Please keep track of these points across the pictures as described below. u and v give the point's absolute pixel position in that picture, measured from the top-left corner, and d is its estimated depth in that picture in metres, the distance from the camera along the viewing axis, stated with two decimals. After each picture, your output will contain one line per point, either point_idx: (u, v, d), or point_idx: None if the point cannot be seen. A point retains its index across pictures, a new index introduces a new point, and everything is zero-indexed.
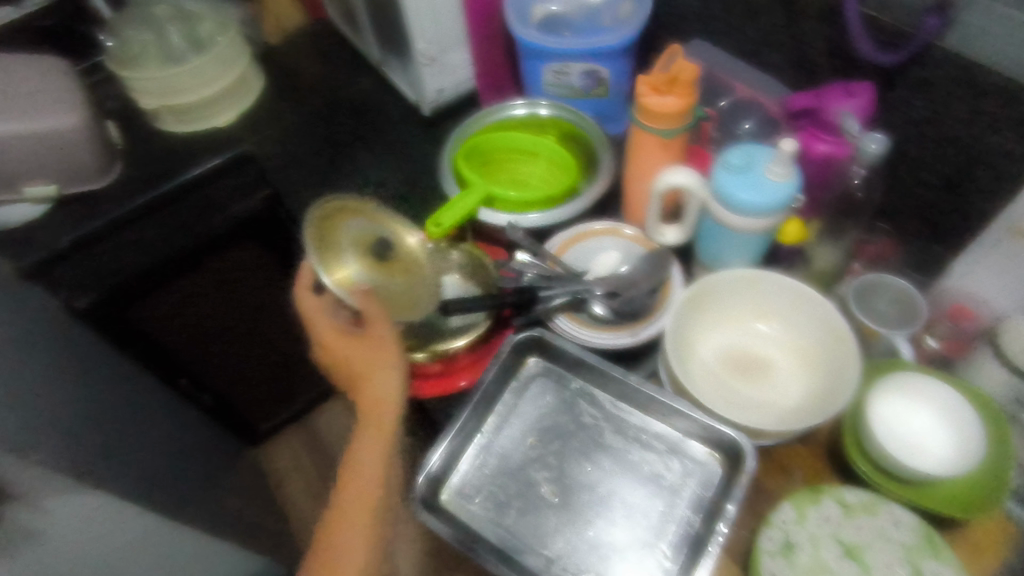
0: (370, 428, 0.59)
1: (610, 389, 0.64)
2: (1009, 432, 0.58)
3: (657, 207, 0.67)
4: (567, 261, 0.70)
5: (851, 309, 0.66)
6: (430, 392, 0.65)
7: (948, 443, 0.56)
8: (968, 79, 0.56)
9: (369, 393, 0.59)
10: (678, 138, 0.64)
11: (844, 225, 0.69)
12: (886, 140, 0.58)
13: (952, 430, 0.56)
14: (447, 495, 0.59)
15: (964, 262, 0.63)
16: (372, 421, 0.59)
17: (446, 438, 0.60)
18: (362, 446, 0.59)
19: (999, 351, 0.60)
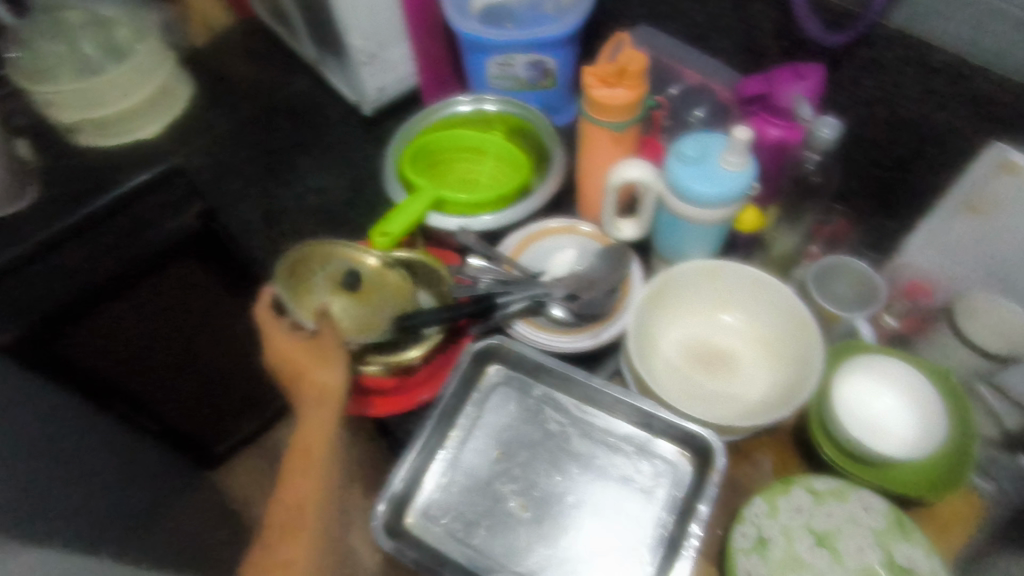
0: (306, 442, 0.58)
1: (573, 393, 0.62)
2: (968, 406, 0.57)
3: (613, 201, 0.65)
4: (523, 263, 0.68)
5: (811, 294, 0.65)
6: (383, 410, 0.63)
7: (910, 425, 0.55)
8: (918, 58, 0.55)
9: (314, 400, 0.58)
10: (629, 131, 0.63)
11: (800, 208, 0.68)
12: (838, 124, 0.56)
13: (915, 411, 0.56)
14: (412, 520, 0.57)
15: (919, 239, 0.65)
16: (308, 438, 0.58)
17: (408, 458, 0.57)
18: (297, 465, 0.58)
19: (957, 326, 0.62)
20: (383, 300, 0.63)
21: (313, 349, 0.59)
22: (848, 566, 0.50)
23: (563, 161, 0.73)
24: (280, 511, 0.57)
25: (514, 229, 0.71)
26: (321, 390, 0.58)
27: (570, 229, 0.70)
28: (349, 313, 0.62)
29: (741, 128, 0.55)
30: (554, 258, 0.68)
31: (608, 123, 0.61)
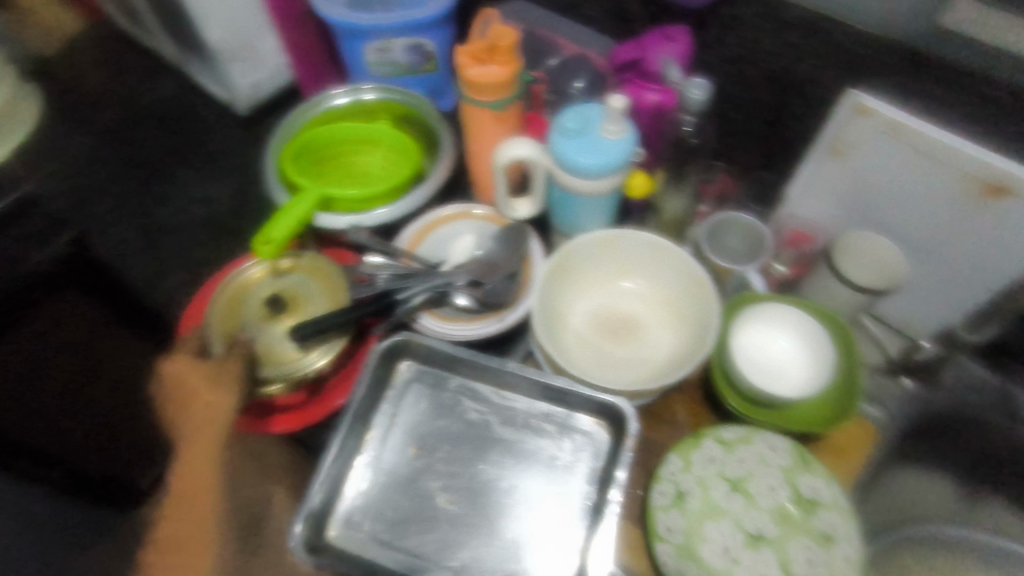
0: (183, 492, 0.53)
1: (488, 379, 0.62)
2: (853, 341, 0.60)
3: (503, 181, 0.64)
4: (422, 253, 0.68)
5: (706, 252, 0.68)
6: (286, 425, 0.61)
7: (800, 366, 0.60)
8: (772, 14, 0.58)
9: (196, 425, 0.54)
10: (510, 108, 0.63)
11: (685, 170, 0.69)
12: (708, 85, 0.58)
13: (803, 352, 0.61)
14: (333, 533, 0.56)
15: (794, 191, 0.67)
16: (190, 480, 0.53)
17: (322, 470, 0.55)
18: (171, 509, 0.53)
19: (833, 265, 0.65)
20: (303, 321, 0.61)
21: (202, 373, 0.56)
22: (759, 506, 0.53)
23: (454, 145, 0.71)
24: (162, 562, 0.52)
25: (411, 220, 0.70)
26: (203, 418, 0.54)
27: (466, 215, 0.70)
28: (264, 337, 0.60)
29: (614, 98, 0.56)
30: (454, 245, 0.68)
31: (489, 102, 0.62)
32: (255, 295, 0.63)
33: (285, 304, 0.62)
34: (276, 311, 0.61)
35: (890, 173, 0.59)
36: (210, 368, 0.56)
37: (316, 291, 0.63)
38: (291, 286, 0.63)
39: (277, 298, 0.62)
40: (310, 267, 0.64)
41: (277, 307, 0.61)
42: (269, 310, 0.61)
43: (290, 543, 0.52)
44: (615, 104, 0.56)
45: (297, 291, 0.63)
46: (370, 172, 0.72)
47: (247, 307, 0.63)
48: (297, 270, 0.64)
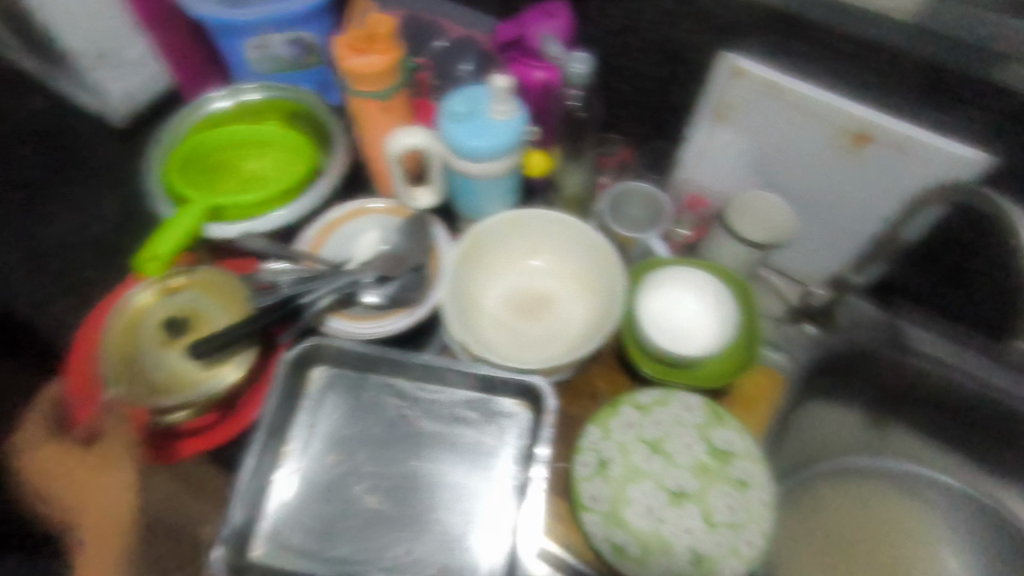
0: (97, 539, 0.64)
1: (408, 375, 0.66)
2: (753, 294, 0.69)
3: (398, 170, 0.69)
4: (327, 253, 0.70)
5: (609, 225, 0.77)
6: (195, 449, 0.65)
7: (704, 321, 0.67)
8: None
9: (97, 499, 0.65)
10: (394, 98, 0.68)
11: (581, 136, 0.74)
12: (590, 58, 0.65)
13: (705, 306, 0.68)
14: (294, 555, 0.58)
15: (688, 152, 0.83)
16: (97, 525, 0.64)
17: (239, 490, 0.56)
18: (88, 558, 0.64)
19: (728, 224, 0.74)
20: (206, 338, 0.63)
21: (72, 462, 0.66)
22: (679, 464, 0.60)
23: (344, 139, 0.75)
24: None
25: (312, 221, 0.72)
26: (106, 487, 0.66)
27: (365, 210, 0.73)
28: (167, 360, 0.62)
29: (497, 79, 0.62)
30: (358, 242, 0.70)
31: (378, 88, 0.65)
32: (149, 317, 0.64)
33: (184, 326, 0.63)
34: (175, 334, 0.63)
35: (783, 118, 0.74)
36: (132, 406, 0.63)
37: (215, 308, 0.64)
38: (186, 305, 0.65)
39: (175, 320, 0.64)
40: (202, 282, 0.66)
41: (176, 330, 0.63)
42: (168, 334, 0.63)
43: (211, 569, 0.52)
44: (499, 87, 0.62)
45: (192, 310, 0.64)
46: (266, 174, 0.73)
47: (144, 329, 0.64)
48: (187, 288, 0.65)
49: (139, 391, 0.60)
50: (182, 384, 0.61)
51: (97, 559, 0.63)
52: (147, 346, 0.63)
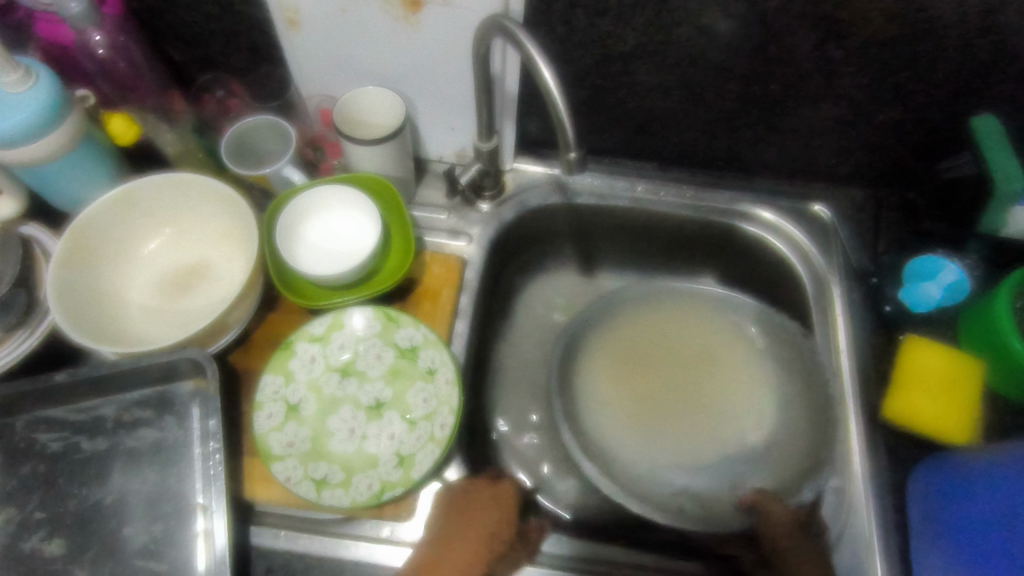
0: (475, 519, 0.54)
1: (390, 367, 0.59)
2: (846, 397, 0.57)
3: (396, 120, 0.62)
4: (308, 259, 0.61)
5: (657, 202, 0.71)
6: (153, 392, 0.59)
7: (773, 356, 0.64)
8: None
9: None
10: (402, 36, 0.58)
11: (629, 86, 0.63)
12: (630, 20, 0.55)
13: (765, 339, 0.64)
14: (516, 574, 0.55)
15: (753, 145, 0.68)
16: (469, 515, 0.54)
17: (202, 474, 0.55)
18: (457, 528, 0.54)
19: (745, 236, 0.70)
20: (209, 293, 0.61)
21: None
22: None
23: (347, 85, 0.64)
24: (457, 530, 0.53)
25: (291, 218, 0.61)
26: None
27: (352, 199, 0.62)
28: (166, 312, 0.60)
29: None
30: (359, 207, 0.62)
31: (385, 8, 0.55)
32: (154, 265, 0.62)
33: (193, 280, 0.62)
34: (183, 288, 0.61)
35: (818, 142, 0.67)
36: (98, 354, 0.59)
37: (223, 264, 0.62)
38: (195, 257, 0.63)
39: (184, 274, 0.62)
40: (214, 235, 0.63)
41: (184, 284, 0.62)
42: (175, 286, 0.62)
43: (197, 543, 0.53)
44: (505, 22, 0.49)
45: (202, 264, 0.62)
46: (242, 138, 0.64)
47: (143, 276, 0.62)
48: (196, 239, 0.63)
49: (110, 321, 0.57)
50: (161, 337, 0.58)
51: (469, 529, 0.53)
52: (137, 283, 0.61)
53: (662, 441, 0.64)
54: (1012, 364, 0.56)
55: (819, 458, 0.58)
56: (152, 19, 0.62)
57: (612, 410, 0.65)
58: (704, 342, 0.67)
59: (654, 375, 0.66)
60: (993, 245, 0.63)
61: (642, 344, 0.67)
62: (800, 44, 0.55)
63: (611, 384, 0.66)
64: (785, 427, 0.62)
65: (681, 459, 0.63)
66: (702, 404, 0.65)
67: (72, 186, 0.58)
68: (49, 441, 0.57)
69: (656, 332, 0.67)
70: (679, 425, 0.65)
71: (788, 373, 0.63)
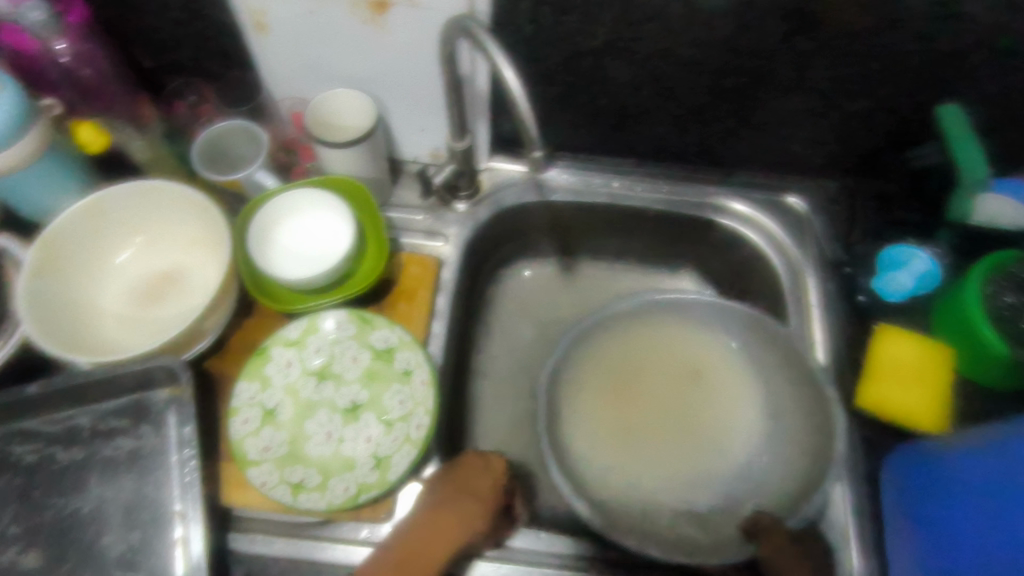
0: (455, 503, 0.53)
1: (366, 370, 0.59)
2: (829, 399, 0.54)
3: (366, 121, 0.62)
4: (281, 262, 0.60)
5: (633, 196, 0.71)
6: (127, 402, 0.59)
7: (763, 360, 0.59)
8: None
9: None
10: (370, 38, 0.57)
11: (599, 83, 0.63)
12: (596, 17, 0.55)
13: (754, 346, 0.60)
14: (481, 560, 0.56)
15: (727, 138, 0.69)
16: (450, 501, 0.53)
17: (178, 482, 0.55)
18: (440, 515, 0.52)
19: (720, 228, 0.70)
20: (183, 299, 0.61)
21: None
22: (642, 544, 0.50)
23: (318, 88, 0.64)
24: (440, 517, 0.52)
25: (264, 221, 0.61)
26: None
27: (325, 202, 0.61)
28: (141, 321, 0.60)
29: None
30: (328, 209, 0.61)
31: (352, 10, 0.55)
32: (129, 274, 0.62)
33: (168, 288, 0.62)
34: (159, 296, 0.61)
35: (791, 134, 0.67)
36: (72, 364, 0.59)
37: (197, 271, 0.62)
38: (170, 264, 0.63)
39: (158, 282, 0.62)
40: (189, 242, 0.63)
41: (160, 293, 0.61)
42: (150, 295, 0.61)
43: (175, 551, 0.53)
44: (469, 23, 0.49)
45: (177, 272, 0.62)
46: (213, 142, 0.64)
47: (118, 285, 0.61)
48: (171, 246, 0.63)
49: (83, 332, 0.57)
50: (135, 346, 0.58)
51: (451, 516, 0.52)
52: (109, 292, 0.61)
53: (652, 459, 0.60)
54: (981, 351, 0.57)
55: (812, 480, 0.54)
56: (119, 25, 0.62)
57: (598, 427, 0.61)
58: (692, 353, 0.63)
59: (642, 390, 0.62)
60: (963, 233, 0.62)
61: (629, 357, 0.63)
62: (767, 36, 0.55)
63: (599, 399, 0.62)
64: (778, 431, 0.59)
65: (669, 480, 0.59)
66: (692, 420, 0.62)
67: (42, 195, 0.58)
68: (25, 452, 0.56)
69: (645, 344, 0.63)
70: (667, 440, 0.61)
71: (784, 380, 0.59)
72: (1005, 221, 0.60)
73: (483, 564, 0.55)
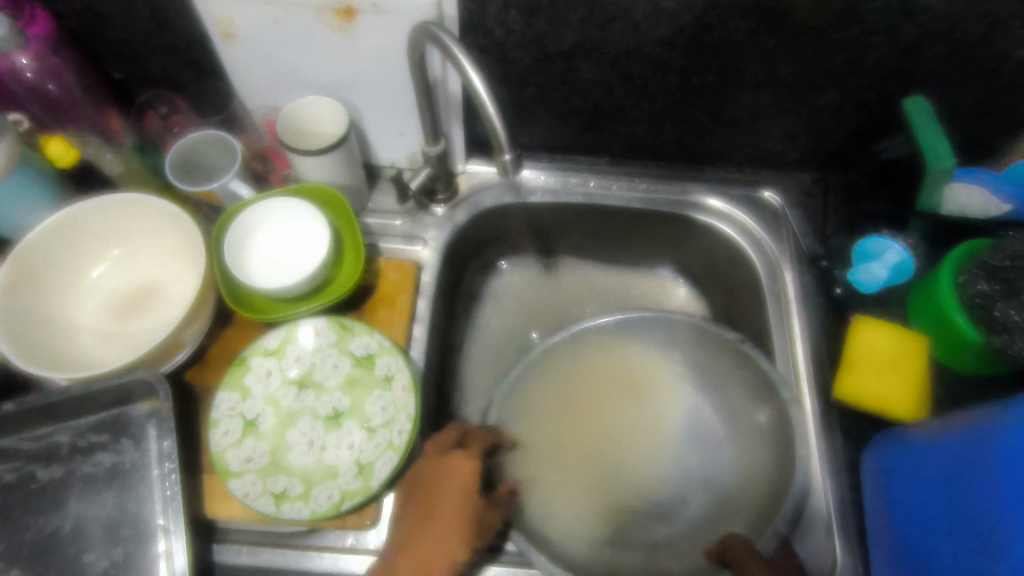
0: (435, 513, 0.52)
1: (347, 378, 0.59)
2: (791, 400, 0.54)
3: (338, 129, 0.62)
4: (256, 274, 0.60)
5: (611, 195, 0.71)
6: (104, 417, 0.58)
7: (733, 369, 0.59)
8: None
9: None
10: (339, 45, 0.57)
11: (570, 83, 0.63)
12: (564, 20, 0.55)
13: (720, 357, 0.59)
14: (491, 567, 0.56)
15: (702, 137, 0.69)
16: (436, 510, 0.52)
17: (161, 496, 0.55)
18: (426, 527, 0.52)
19: (698, 226, 0.71)
20: (161, 311, 0.60)
21: None
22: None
23: (291, 96, 0.64)
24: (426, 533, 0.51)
25: (239, 232, 0.60)
26: None
27: (298, 213, 0.61)
28: (115, 335, 0.59)
29: None
30: (302, 216, 0.61)
31: (319, 18, 0.55)
32: (100, 289, 0.61)
33: (141, 302, 0.61)
34: (131, 312, 0.61)
35: (764, 132, 0.68)
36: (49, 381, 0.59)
37: (174, 283, 0.61)
38: (142, 278, 0.62)
39: (132, 296, 0.61)
40: (165, 255, 0.62)
41: (132, 308, 0.61)
42: (122, 310, 0.61)
43: (158, 566, 0.53)
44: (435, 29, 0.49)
45: (149, 286, 0.62)
46: (188, 154, 0.64)
47: (88, 300, 0.61)
48: (144, 258, 0.63)
49: (56, 348, 0.56)
50: (111, 361, 0.57)
51: (437, 530, 0.51)
52: (85, 307, 0.60)
53: (608, 481, 0.60)
54: (954, 339, 0.58)
55: (785, 475, 0.54)
56: (88, 38, 0.61)
57: (553, 463, 0.60)
58: (637, 369, 0.63)
59: (594, 421, 0.62)
60: (934, 223, 0.63)
61: (573, 386, 0.62)
62: (733, 34, 0.56)
63: (550, 432, 0.61)
64: (749, 428, 0.59)
65: (633, 509, 0.59)
66: (643, 436, 0.62)
67: (13, 212, 0.57)
68: (4, 472, 0.56)
69: (587, 370, 0.63)
70: (622, 460, 0.62)
71: (750, 389, 0.58)
72: (975, 211, 0.61)
73: (496, 569, 0.56)
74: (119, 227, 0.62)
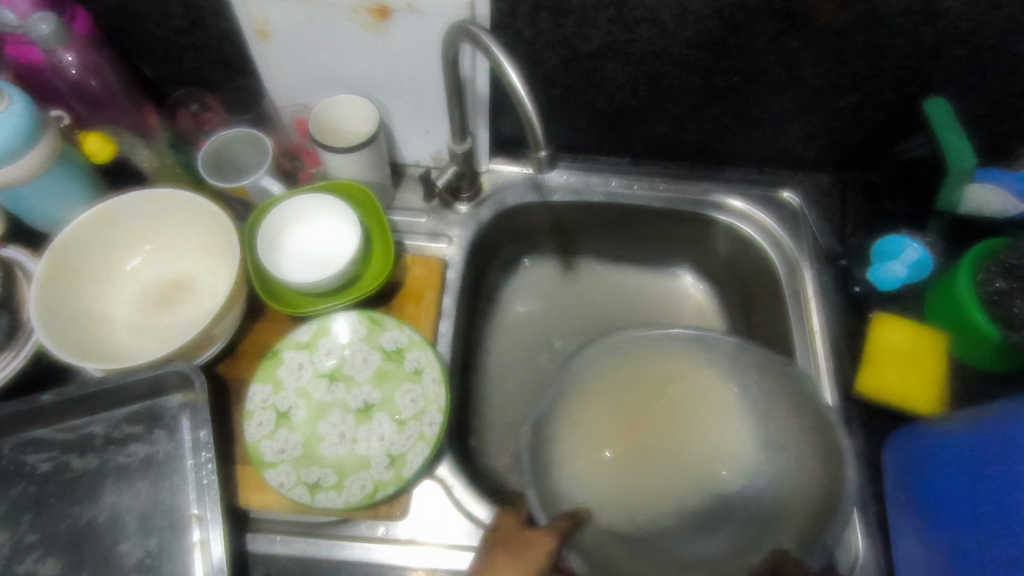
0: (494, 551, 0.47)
1: (377, 371, 0.60)
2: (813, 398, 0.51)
3: (370, 126, 0.63)
4: (289, 269, 0.61)
5: (634, 194, 0.72)
6: (138, 408, 0.59)
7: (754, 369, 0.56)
8: None
9: None
10: (371, 45, 0.59)
11: (595, 83, 0.64)
12: (592, 21, 0.57)
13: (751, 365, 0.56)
14: None
15: (725, 138, 0.71)
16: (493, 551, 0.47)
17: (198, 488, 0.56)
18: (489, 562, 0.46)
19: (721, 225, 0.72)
20: (195, 305, 0.61)
21: None
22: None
23: (321, 95, 0.65)
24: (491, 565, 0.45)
25: (271, 227, 0.61)
26: None
27: (329, 210, 0.62)
28: (149, 328, 0.60)
29: None
30: (337, 213, 0.62)
31: (353, 17, 0.56)
32: (133, 283, 0.62)
33: (173, 296, 0.62)
34: (163, 307, 0.62)
35: (789, 134, 0.69)
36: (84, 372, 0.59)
37: (207, 278, 0.62)
38: (175, 273, 0.63)
39: (165, 291, 0.62)
40: (197, 250, 0.63)
41: (164, 303, 0.62)
42: (155, 305, 0.62)
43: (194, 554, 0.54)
44: (471, 27, 0.50)
45: (181, 281, 0.63)
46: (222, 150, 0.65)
47: (122, 295, 0.62)
48: (176, 253, 0.64)
49: (93, 340, 0.57)
50: (145, 353, 0.58)
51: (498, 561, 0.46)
52: (118, 301, 0.61)
53: (653, 489, 0.59)
54: (972, 335, 0.59)
55: None
56: (123, 37, 0.63)
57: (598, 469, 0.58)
58: (680, 371, 0.60)
59: (639, 430, 0.60)
60: (952, 222, 0.65)
61: (617, 392, 0.60)
62: (758, 35, 0.57)
63: (594, 437, 0.59)
64: None
65: (678, 518, 0.58)
66: (688, 442, 0.61)
67: (52, 206, 0.59)
68: (40, 462, 0.57)
69: (633, 367, 0.59)
70: (667, 468, 0.60)
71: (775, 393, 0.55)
72: (990, 210, 0.62)
73: None
74: (152, 222, 0.63)
